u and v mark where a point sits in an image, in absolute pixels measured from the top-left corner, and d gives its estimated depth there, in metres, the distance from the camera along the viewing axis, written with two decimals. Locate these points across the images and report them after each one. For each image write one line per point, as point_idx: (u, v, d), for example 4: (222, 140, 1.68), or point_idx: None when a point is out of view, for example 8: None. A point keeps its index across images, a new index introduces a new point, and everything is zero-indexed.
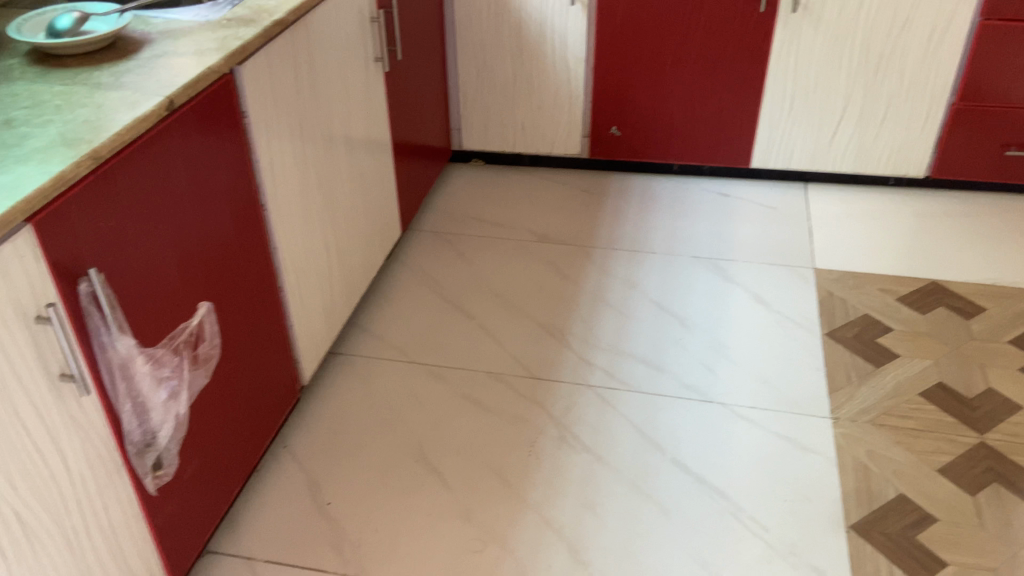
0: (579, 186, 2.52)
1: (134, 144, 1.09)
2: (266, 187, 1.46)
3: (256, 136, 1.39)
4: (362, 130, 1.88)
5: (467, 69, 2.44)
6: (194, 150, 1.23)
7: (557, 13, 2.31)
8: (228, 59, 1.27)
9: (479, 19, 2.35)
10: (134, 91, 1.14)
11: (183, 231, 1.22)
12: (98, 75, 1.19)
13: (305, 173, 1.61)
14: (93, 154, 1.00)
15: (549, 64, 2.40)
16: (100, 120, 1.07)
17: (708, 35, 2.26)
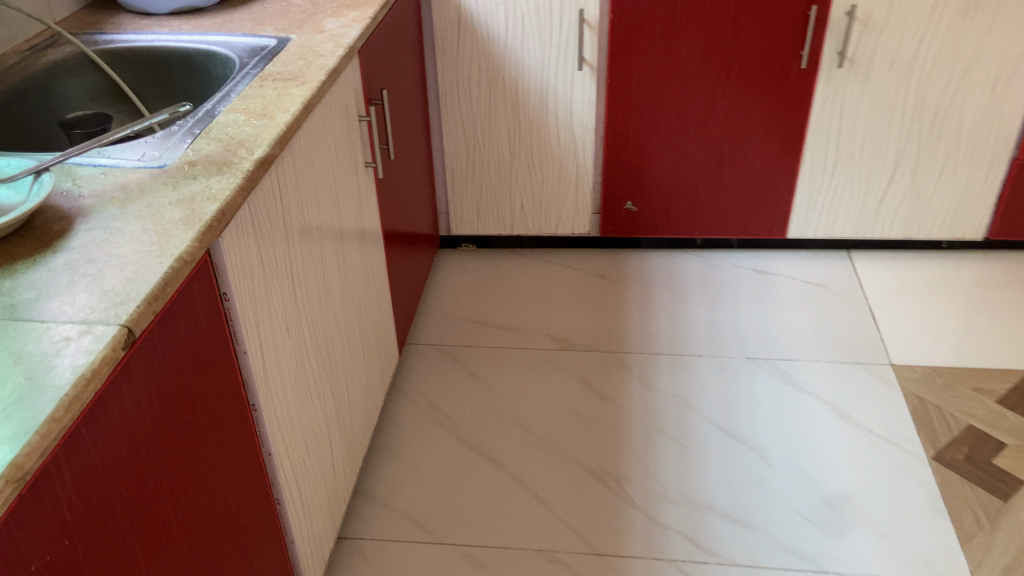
0: (593, 271, 2.19)
1: (81, 415, 0.69)
2: (259, 382, 1.06)
3: (242, 322, 1.00)
4: (357, 254, 1.50)
5: (456, 146, 2.09)
6: (165, 383, 0.83)
7: (562, 79, 1.97)
8: (204, 235, 0.88)
9: (468, 89, 2.00)
10: (70, 320, 0.75)
11: (156, 505, 0.82)
12: (13, 292, 0.79)
13: (301, 338, 1.23)
14: (15, 471, 0.60)
15: (553, 135, 2.06)
16: (21, 390, 0.67)
17: (739, 97, 1.96)
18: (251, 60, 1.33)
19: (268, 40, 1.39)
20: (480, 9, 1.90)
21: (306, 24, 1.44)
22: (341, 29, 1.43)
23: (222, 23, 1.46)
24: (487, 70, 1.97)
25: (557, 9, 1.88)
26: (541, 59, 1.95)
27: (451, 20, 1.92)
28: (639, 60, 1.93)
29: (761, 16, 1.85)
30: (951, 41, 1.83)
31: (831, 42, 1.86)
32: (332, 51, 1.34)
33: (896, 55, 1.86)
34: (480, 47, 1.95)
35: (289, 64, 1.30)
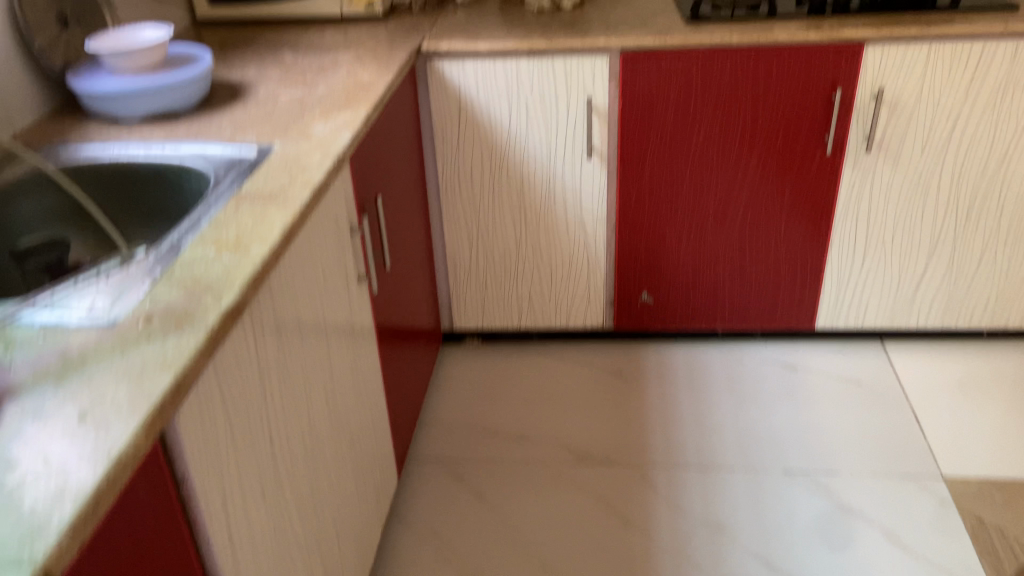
0: (608, 367, 2.03)
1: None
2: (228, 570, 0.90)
3: (206, 506, 0.84)
4: (350, 380, 1.35)
5: (459, 239, 1.96)
6: None
7: (570, 169, 1.85)
8: (152, 423, 0.73)
9: (469, 181, 1.88)
10: None
11: None
12: None
13: (284, 496, 1.07)
14: None
15: (561, 226, 1.93)
16: None
17: (759, 183, 1.84)
18: (227, 176, 1.19)
19: (248, 151, 1.26)
20: (481, 98, 1.77)
21: (292, 129, 1.32)
22: (331, 134, 1.30)
23: (200, 130, 1.34)
24: (490, 161, 1.85)
25: (563, 97, 1.76)
26: (548, 149, 1.83)
27: (450, 108, 1.79)
28: (652, 148, 1.82)
29: (782, 100, 1.73)
30: (989, 123, 1.70)
31: (858, 126, 1.74)
32: (319, 163, 1.20)
33: (929, 138, 1.73)
34: (482, 137, 1.82)
35: (270, 180, 1.16)
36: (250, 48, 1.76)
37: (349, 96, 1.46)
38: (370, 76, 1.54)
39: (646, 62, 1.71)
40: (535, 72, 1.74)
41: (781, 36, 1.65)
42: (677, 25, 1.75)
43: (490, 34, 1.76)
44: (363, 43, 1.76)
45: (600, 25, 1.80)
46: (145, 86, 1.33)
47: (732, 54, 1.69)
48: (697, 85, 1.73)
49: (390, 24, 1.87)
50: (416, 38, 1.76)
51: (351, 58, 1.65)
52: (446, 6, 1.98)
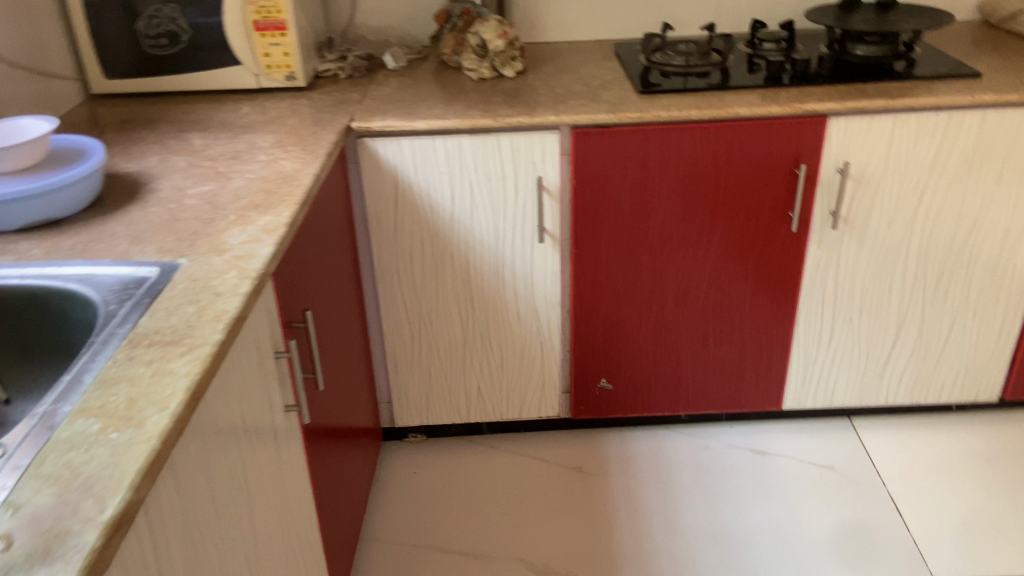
0: (566, 462, 1.86)
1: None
2: None
3: None
4: (282, 532, 1.13)
5: (399, 329, 1.77)
6: None
7: (519, 251, 1.69)
8: None
9: (408, 267, 1.70)
10: None
11: None
12: None
13: None
14: None
15: (512, 312, 1.76)
16: None
17: (722, 262, 1.72)
18: (118, 306, 0.98)
19: (147, 269, 1.05)
20: (420, 180, 1.61)
21: (200, 239, 1.11)
22: (248, 245, 1.10)
23: (88, 240, 1.12)
24: (430, 245, 1.68)
25: (511, 177, 1.61)
26: (495, 231, 1.67)
27: (386, 191, 1.62)
28: (608, 228, 1.67)
29: (744, 176, 1.62)
30: (955, 196, 1.63)
31: (822, 202, 1.65)
32: (234, 285, 1.00)
33: (895, 212, 1.65)
34: (422, 221, 1.65)
35: (173, 313, 0.95)
36: (153, 128, 1.55)
37: (269, 192, 1.26)
38: (293, 165, 1.35)
39: (599, 139, 1.57)
40: (478, 151, 1.58)
41: (742, 110, 1.54)
42: (630, 97, 1.63)
43: (427, 110, 1.60)
44: (285, 120, 1.57)
45: (546, 97, 1.66)
46: (40, 186, 1.11)
47: (691, 130, 1.56)
48: (654, 162, 1.60)
49: (314, 97, 1.69)
50: (345, 114, 1.58)
51: (271, 141, 1.46)
52: (376, 75, 1.81)
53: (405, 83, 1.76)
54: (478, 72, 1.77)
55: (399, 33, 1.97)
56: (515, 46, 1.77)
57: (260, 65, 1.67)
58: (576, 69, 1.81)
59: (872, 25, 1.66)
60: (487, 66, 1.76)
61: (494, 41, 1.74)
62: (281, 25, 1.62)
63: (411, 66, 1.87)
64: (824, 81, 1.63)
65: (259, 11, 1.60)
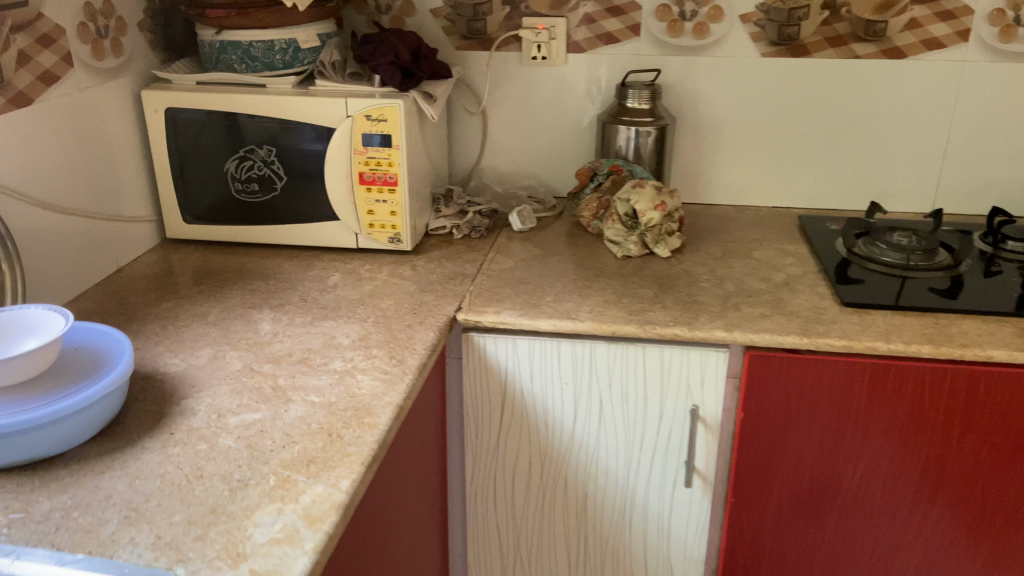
0: None
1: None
2: None
3: None
4: None
5: (489, 561, 1.39)
6: None
7: (657, 492, 1.29)
8: None
9: (510, 492, 1.32)
10: None
11: None
12: None
13: None
14: None
15: (637, 564, 1.35)
16: None
17: (939, 542, 1.25)
18: None
19: None
20: (537, 392, 1.24)
21: (215, 528, 0.78)
22: (277, 552, 0.75)
23: (71, 503, 0.81)
24: (543, 470, 1.30)
25: (657, 400, 1.23)
26: (628, 464, 1.28)
27: (492, 399, 1.26)
28: (783, 480, 1.25)
29: (987, 438, 1.16)
30: None
31: None
32: None
33: None
34: (534, 440, 1.28)
35: None
36: (221, 294, 1.27)
37: (331, 434, 0.92)
38: (372, 385, 1.02)
39: (785, 368, 1.16)
40: (618, 364, 1.21)
41: (998, 353, 1.12)
42: (828, 310, 1.21)
43: (556, 302, 1.24)
44: (377, 300, 1.25)
45: (712, 296, 1.27)
46: (60, 408, 0.84)
47: (922, 372, 1.14)
48: (858, 404, 1.17)
49: (420, 265, 1.37)
50: (452, 297, 1.25)
51: (354, 335, 1.14)
52: (498, 237, 1.49)
53: (532, 254, 1.43)
54: (624, 247, 1.41)
55: (531, 183, 1.65)
56: (673, 218, 1.42)
57: (361, 223, 1.38)
58: (749, 253, 1.42)
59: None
60: (635, 241, 1.41)
61: (649, 213, 1.39)
62: (392, 180, 1.34)
63: (541, 227, 1.54)
64: None
65: (369, 163, 1.33)
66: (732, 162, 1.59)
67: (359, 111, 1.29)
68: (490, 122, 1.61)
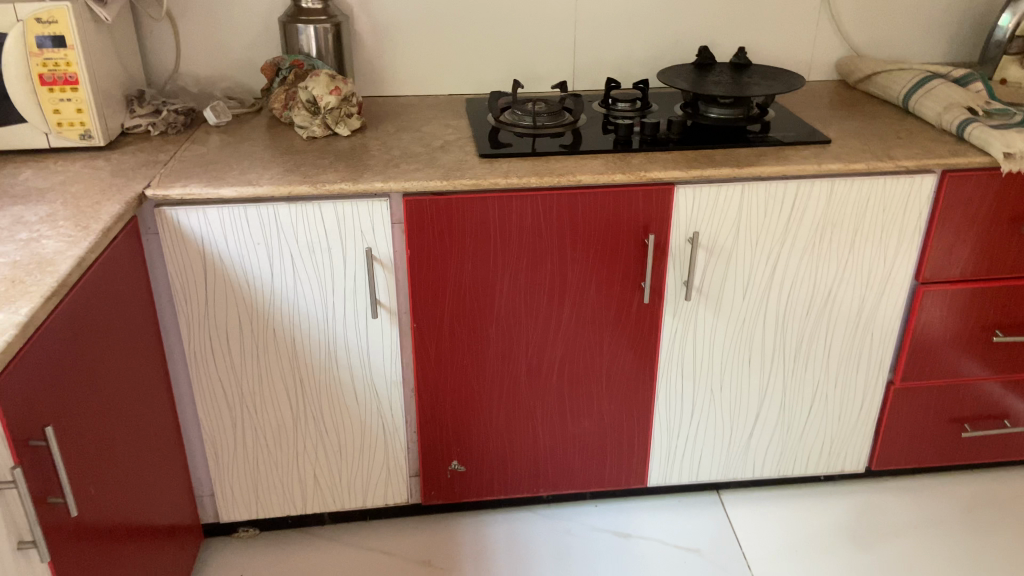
0: (414, 556, 1.70)
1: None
2: None
3: None
4: None
5: (220, 417, 1.58)
6: None
7: (352, 327, 1.54)
8: None
9: (225, 348, 1.52)
10: None
11: None
12: None
13: None
14: None
15: (348, 395, 1.60)
16: None
17: (573, 335, 1.61)
18: None
19: None
20: (232, 251, 1.43)
21: None
22: None
23: None
24: (250, 322, 1.50)
25: (337, 248, 1.46)
26: (324, 307, 1.51)
27: (193, 264, 1.43)
28: (449, 302, 1.54)
29: (590, 246, 1.52)
30: (810, 263, 1.57)
31: (674, 270, 1.56)
32: None
33: (751, 281, 1.58)
34: (239, 299, 1.48)
35: None
36: None
37: (14, 281, 1.06)
38: (55, 246, 1.15)
39: (432, 208, 1.44)
40: (296, 219, 1.42)
41: (584, 178, 1.45)
42: (469, 162, 1.50)
43: (241, 175, 1.43)
44: (69, 186, 1.36)
45: (379, 161, 1.51)
46: None
47: (530, 199, 1.46)
48: (494, 231, 1.48)
49: (114, 158, 1.50)
50: (143, 179, 1.40)
51: (42, 214, 1.26)
52: (194, 132, 1.63)
53: (226, 142, 1.59)
54: (309, 130, 1.61)
55: (228, 84, 1.79)
56: (350, 102, 1.65)
57: (49, 122, 1.47)
58: (418, 129, 1.68)
59: (728, 88, 1.62)
60: (318, 123, 1.61)
61: (326, 97, 1.60)
62: (72, 79, 1.44)
63: (238, 122, 1.70)
64: (671, 145, 1.56)
65: (47, 64, 1.42)
66: (407, 56, 1.83)
67: (29, 14, 1.39)
68: (178, 27, 1.73)
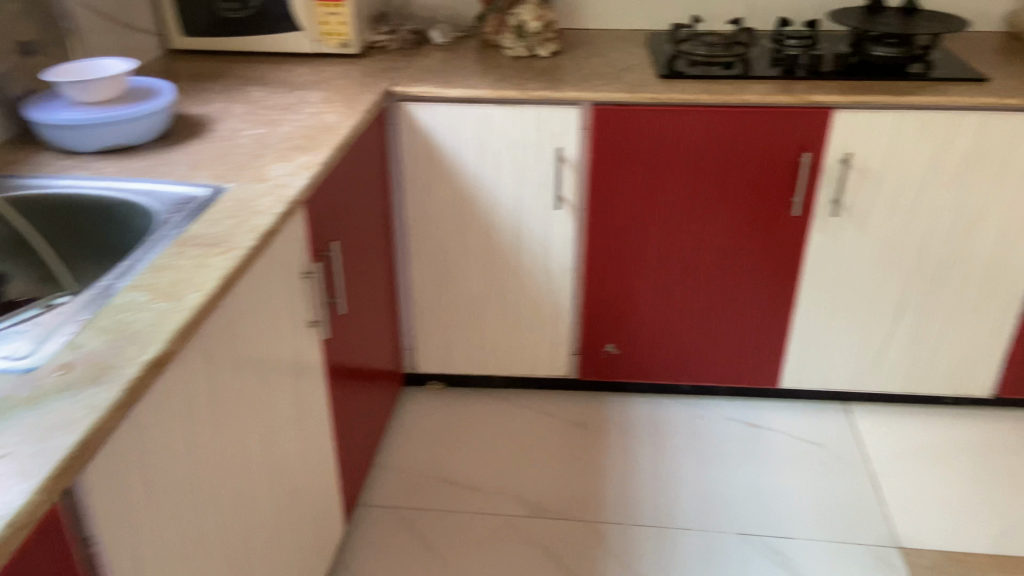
0: (570, 418, 2.03)
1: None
2: None
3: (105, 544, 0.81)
4: (294, 440, 1.31)
5: (425, 283, 1.95)
6: None
7: (538, 216, 1.84)
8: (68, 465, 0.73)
9: (435, 224, 1.87)
10: None
11: None
12: None
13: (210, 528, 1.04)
14: None
15: (528, 275, 1.92)
16: None
17: (726, 240, 1.83)
18: (173, 216, 1.17)
19: (199, 190, 1.24)
20: (451, 143, 1.76)
21: (248, 171, 1.30)
22: (285, 178, 1.28)
23: (155, 167, 1.31)
24: (457, 204, 1.84)
25: (533, 146, 1.76)
26: (517, 196, 1.82)
27: (419, 151, 1.78)
28: (621, 201, 1.81)
29: (750, 161, 1.73)
30: (957, 190, 1.71)
31: (825, 189, 1.74)
32: (269, 206, 1.19)
33: (897, 203, 1.74)
34: (450, 183, 1.82)
35: (216, 223, 1.14)
36: (220, 81, 1.74)
37: (310, 138, 1.43)
38: (333, 118, 1.53)
39: (616, 117, 1.70)
40: (503, 118, 1.72)
41: (751, 97, 1.65)
42: (649, 81, 1.76)
43: (462, 80, 1.75)
44: (334, 81, 1.74)
45: (572, 76, 1.80)
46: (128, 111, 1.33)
47: (701, 114, 1.68)
48: (667, 141, 1.73)
49: (362, 63, 1.87)
50: (388, 79, 1.76)
51: (318, 98, 1.64)
52: (421, 48, 1.98)
53: (447, 57, 1.93)
54: (515, 51, 1.92)
55: (448, 11, 2.13)
56: (550, 29, 1.93)
57: (316, 32, 1.86)
58: (605, 54, 1.94)
59: (895, 26, 1.75)
60: (522, 47, 1.92)
61: (532, 23, 1.88)
62: None
63: (455, 42, 2.04)
64: (832, 77, 1.74)
65: None
66: None
67: None
68: None
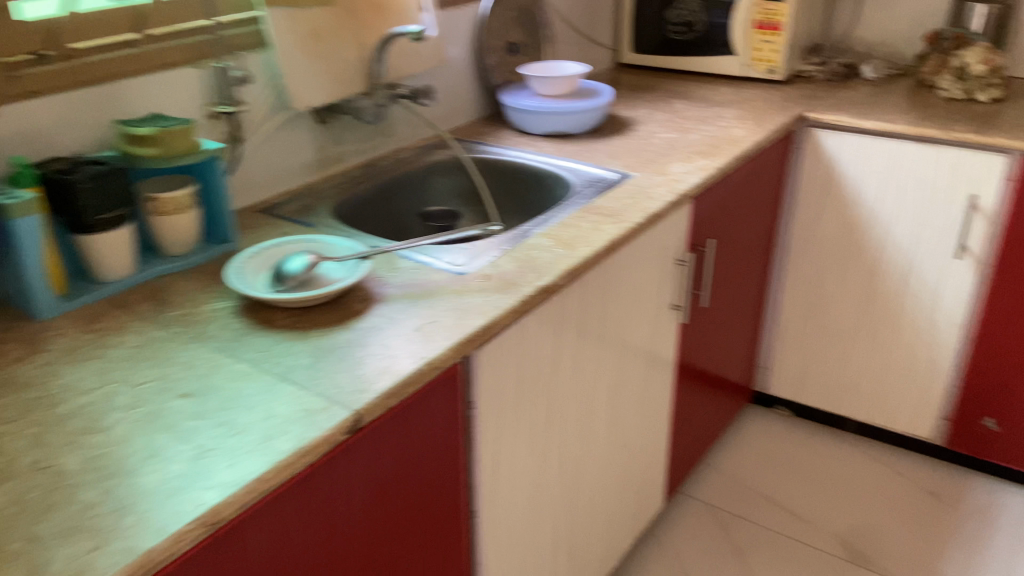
0: (922, 484, 1.89)
1: (262, 498, 0.78)
2: (483, 475, 1.11)
3: (480, 413, 1.07)
4: (636, 402, 1.49)
5: (795, 307, 1.98)
6: (390, 455, 0.93)
7: (933, 264, 1.75)
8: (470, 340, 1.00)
9: (819, 251, 1.89)
10: (352, 387, 0.90)
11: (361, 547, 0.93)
12: (357, 344, 0.98)
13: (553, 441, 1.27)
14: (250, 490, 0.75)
15: (908, 322, 1.83)
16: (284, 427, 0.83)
17: None
18: (587, 190, 1.43)
19: (611, 174, 1.48)
20: (853, 174, 1.77)
21: (653, 165, 1.52)
22: (682, 176, 1.46)
23: (582, 152, 1.60)
24: (846, 235, 1.84)
25: (945, 190, 1.68)
26: (914, 238, 1.76)
27: (819, 178, 1.82)
28: None
29: None
30: None
31: None
32: (663, 195, 1.38)
33: None
34: (844, 214, 1.82)
35: (616, 200, 1.37)
36: (652, 92, 2.00)
37: (713, 146, 1.60)
38: (740, 133, 1.67)
39: None
40: (916, 157, 1.68)
41: None
42: None
43: (880, 115, 1.75)
44: (751, 102, 1.88)
45: (1009, 123, 1.67)
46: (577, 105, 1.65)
47: None
48: None
49: (783, 90, 1.97)
50: (803, 106, 1.83)
51: (732, 114, 1.79)
52: (847, 82, 2.01)
53: (871, 92, 1.93)
54: (949, 92, 1.83)
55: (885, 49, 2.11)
56: (998, 73, 1.80)
57: (749, 56, 2.02)
58: None
59: None
60: (959, 88, 1.82)
61: (978, 66, 1.79)
62: (775, 27, 1.95)
63: (885, 80, 2.02)
64: None
65: (763, 14, 1.95)
66: None
67: None
68: None
